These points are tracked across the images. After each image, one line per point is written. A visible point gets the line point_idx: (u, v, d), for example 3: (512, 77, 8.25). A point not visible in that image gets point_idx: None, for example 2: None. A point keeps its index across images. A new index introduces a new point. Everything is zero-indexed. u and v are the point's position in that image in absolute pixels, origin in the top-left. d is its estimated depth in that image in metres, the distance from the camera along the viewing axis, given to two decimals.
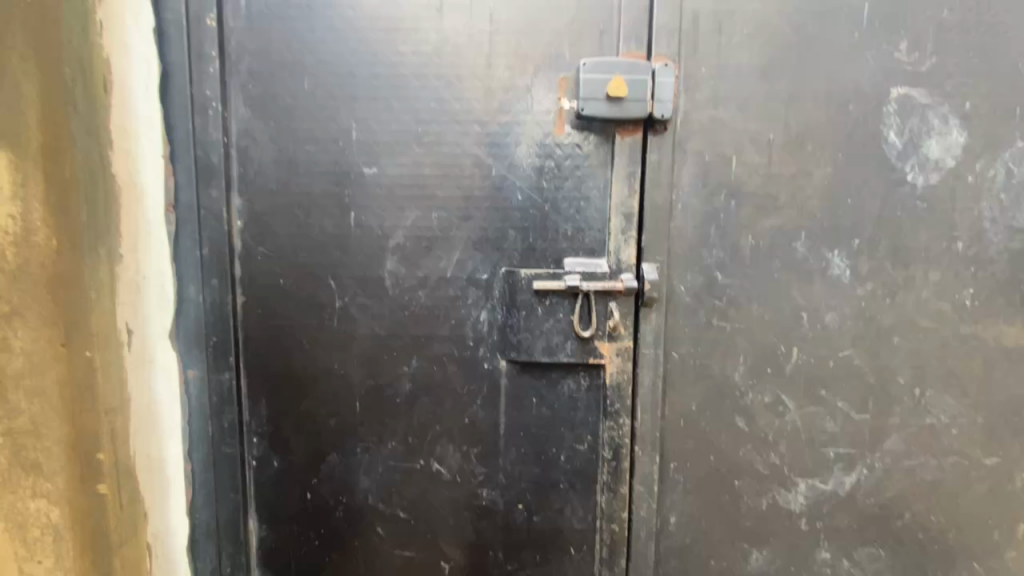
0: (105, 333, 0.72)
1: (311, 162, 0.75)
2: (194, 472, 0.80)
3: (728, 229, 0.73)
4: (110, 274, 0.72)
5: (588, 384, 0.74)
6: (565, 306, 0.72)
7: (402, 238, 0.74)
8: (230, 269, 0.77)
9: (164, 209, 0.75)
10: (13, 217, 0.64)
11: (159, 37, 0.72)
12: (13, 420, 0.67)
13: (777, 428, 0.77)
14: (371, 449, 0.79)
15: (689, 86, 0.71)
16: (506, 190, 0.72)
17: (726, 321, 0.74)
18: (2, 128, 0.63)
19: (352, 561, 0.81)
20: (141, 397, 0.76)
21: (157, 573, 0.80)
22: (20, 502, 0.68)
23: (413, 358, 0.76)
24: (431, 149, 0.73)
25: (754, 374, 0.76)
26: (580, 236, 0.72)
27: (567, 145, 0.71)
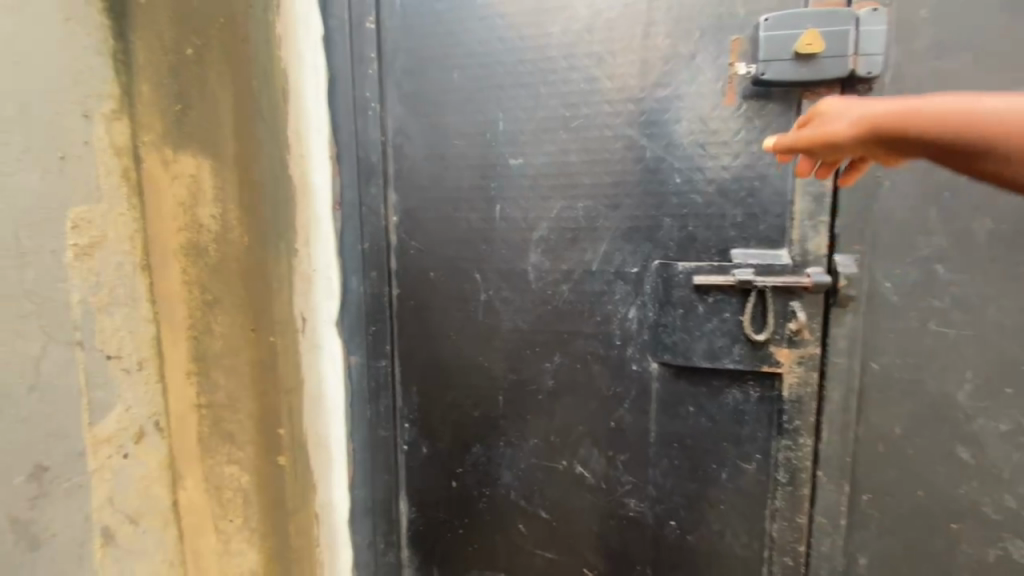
0: (286, 320, 0.78)
1: (459, 155, 0.75)
2: (354, 449, 0.88)
3: (953, 210, 0.58)
4: (291, 266, 0.78)
5: (759, 396, 0.65)
6: (733, 305, 0.63)
7: (546, 229, 0.71)
8: (386, 263, 0.81)
9: (331, 206, 0.82)
10: (215, 216, 0.72)
11: (326, 44, 0.79)
12: (215, 394, 0.77)
13: (1018, 466, 0.60)
14: (513, 445, 0.77)
15: (901, 35, 0.58)
16: (662, 173, 0.65)
17: (948, 326, 0.60)
18: (207, 138, 0.71)
19: (494, 554, 0.81)
20: (313, 379, 0.83)
21: (323, 541, 0.87)
22: (217, 466, 0.79)
23: (556, 354, 0.73)
24: (579, 134, 0.68)
25: (986, 396, 0.60)
26: (752, 223, 0.63)
27: (737, 118, 0.62)
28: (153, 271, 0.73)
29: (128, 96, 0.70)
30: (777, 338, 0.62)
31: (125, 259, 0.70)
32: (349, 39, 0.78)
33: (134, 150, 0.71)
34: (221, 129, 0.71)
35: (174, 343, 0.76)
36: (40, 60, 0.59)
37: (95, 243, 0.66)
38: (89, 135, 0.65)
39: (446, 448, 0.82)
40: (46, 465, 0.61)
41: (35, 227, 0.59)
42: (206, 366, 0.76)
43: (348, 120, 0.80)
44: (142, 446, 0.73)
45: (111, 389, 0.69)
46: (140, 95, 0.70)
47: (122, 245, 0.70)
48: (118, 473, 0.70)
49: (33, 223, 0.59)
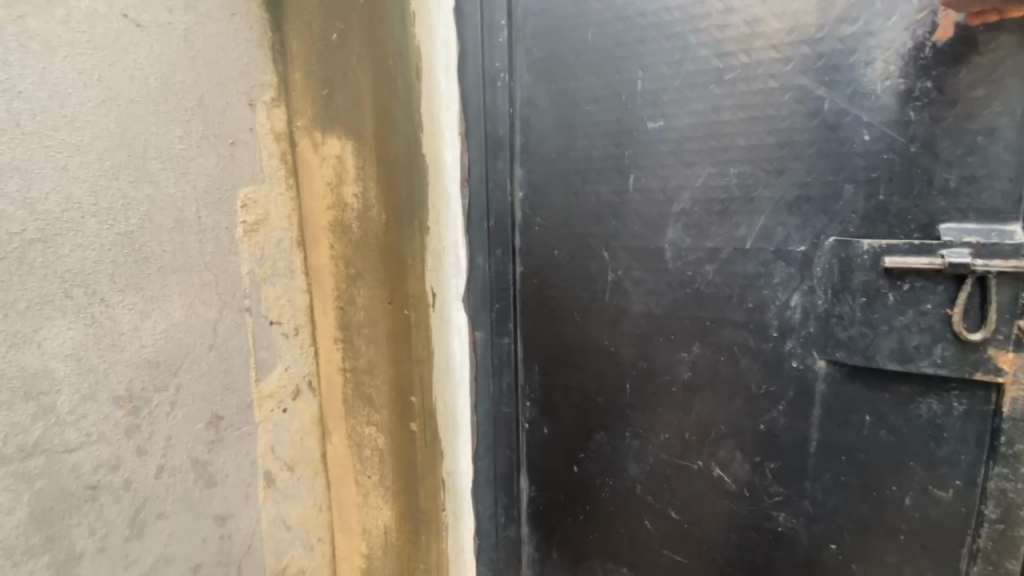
0: (420, 297, 0.79)
1: (592, 122, 0.70)
2: (478, 423, 0.89)
3: None
4: (423, 243, 0.79)
5: (964, 409, 0.53)
6: (937, 296, 0.50)
7: (689, 202, 0.64)
8: (511, 241, 0.79)
9: (459, 183, 0.82)
10: (356, 195, 0.77)
11: (457, 17, 0.78)
12: (357, 360, 0.82)
13: None
14: (642, 437, 0.72)
15: None
16: (845, 132, 0.54)
17: None
18: (350, 120, 0.75)
19: (619, 548, 0.77)
20: (442, 354, 0.84)
21: (450, 508, 0.89)
22: (359, 426, 0.85)
23: (695, 343, 0.66)
24: (736, 87, 0.59)
25: None
26: (969, 189, 0.50)
27: (950, 57, 0.50)
28: (306, 247, 0.80)
29: (284, 85, 0.75)
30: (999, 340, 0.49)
31: (284, 235, 0.77)
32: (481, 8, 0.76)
33: (290, 135, 0.77)
34: (361, 109, 0.74)
35: (324, 313, 0.82)
36: (214, 56, 0.65)
37: (260, 220, 0.74)
38: (254, 123, 0.72)
39: (569, 431, 0.80)
40: (221, 415, 0.70)
41: (211, 206, 0.67)
42: (350, 334, 0.81)
43: (479, 94, 0.78)
44: (299, 403, 0.82)
45: (273, 351, 0.77)
46: (294, 84, 0.76)
47: (282, 223, 0.77)
48: (278, 426, 0.78)
49: (210, 202, 0.66)
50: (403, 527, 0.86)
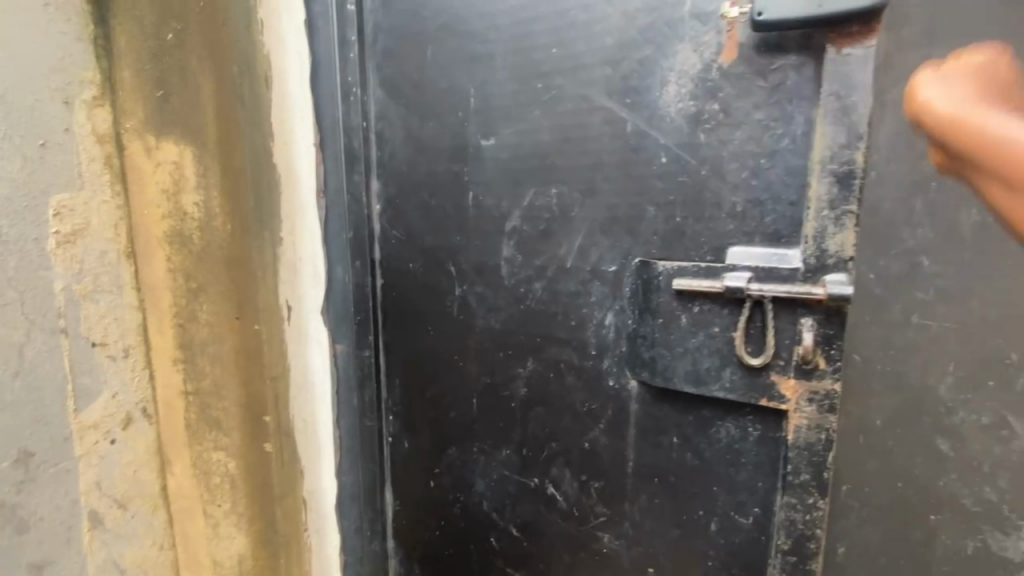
0: (269, 308, 0.80)
1: (434, 139, 0.74)
2: (341, 438, 0.89)
3: (943, 203, 0.58)
4: (274, 256, 0.80)
5: (757, 436, 0.60)
6: (722, 319, 0.59)
7: (519, 220, 0.70)
8: (369, 252, 0.82)
9: (315, 194, 0.82)
10: (197, 205, 0.72)
11: (309, 30, 0.78)
12: (201, 382, 0.76)
13: (997, 458, 0.60)
14: (489, 451, 0.78)
15: (893, 21, 0.56)
16: (647, 155, 0.61)
17: (932, 319, 0.60)
18: (188, 126, 0.70)
19: (469, 562, 0.84)
20: (298, 366, 0.85)
21: (311, 524, 0.90)
22: (205, 453, 0.77)
23: (529, 359, 0.73)
24: (552, 109, 0.66)
25: (967, 388, 0.60)
26: (751, 213, 0.57)
27: (734, 77, 0.56)
28: (138, 260, 0.71)
29: (110, 83, 0.67)
30: (781, 365, 0.57)
31: (108, 248, 0.68)
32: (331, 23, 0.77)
33: (117, 138, 0.68)
34: (204, 115, 0.71)
35: (160, 333, 0.73)
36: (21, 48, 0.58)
37: (78, 231, 0.65)
38: (69, 124, 0.63)
39: (427, 444, 0.83)
40: (31, 451, 0.61)
41: (16, 216, 0.58)
42: (192, 355, 0.75)
43: (333, 108, 0.79)
44: (129, 433, 0.72)
45: (96, 376, 0.68)
46: (123, 83, 0.67)
47: (106, 233, 0.68)
48: (105, 459, 0.69)
49: (14, 211, 0.58)
50: (259, 551, 0.83)
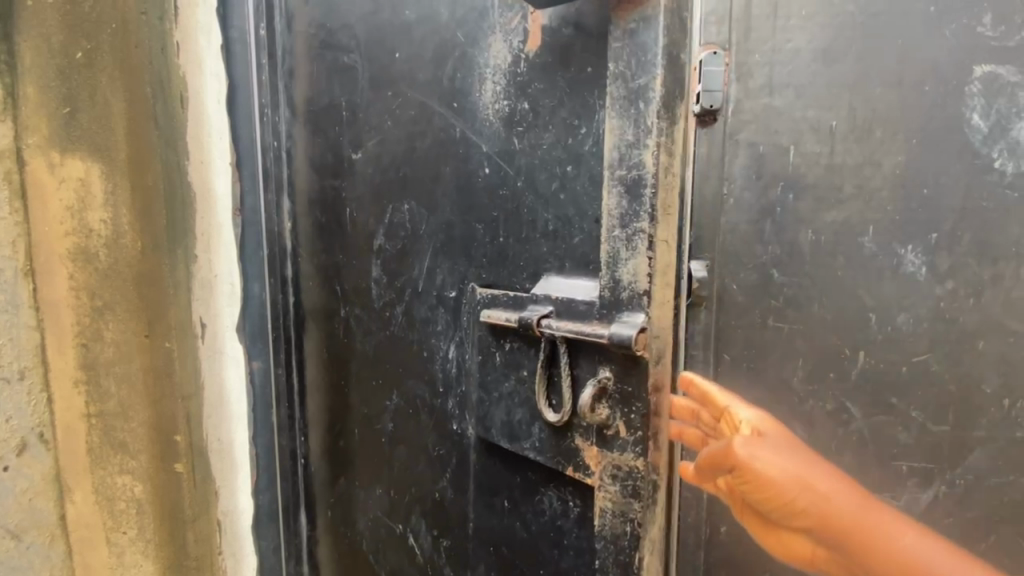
0: (181, 326, 0.80)
1: (321, 159, 0.81)
2: (258, 456, 0.91)
3: (787, 224, 0.70)
4: (188, 272, 0.81)
5: (575, 516, 0.59)
6: (529, 362, 0.59)
7: (384, 240, 0.75)
8: (281, 269, 0.86)
9: (231, 212, 0.84)
10: (105, 221, 0.71)
11: (225, 54, 0.82)
12: (105, 403, 0.73)
13: (841, 438, 0.71)
14: (365, 487, 0.84)
15: (741, 75, 0.71)
16: (474, 165, 0.64)
17: (784, 321, 0.71)
18: (95, 142, 0.69)
19: None
20: (211, 384, 0.85)
21: (224, 549, 0.88)
22: (108, 478, 0.74)
23: (393, 393, 0.78)
24: (399, 115, 0.71)
25: (814, 380, 0.71)
26: (562, 233, 0.57)
27: (539, 67, 0.57)
28: (38, 278, 0.68)
29: (13, 98, 0.65)
30: (583, 426, 0.55)
31: (5, 266, 0.66)
32: (249, 49, 0.82)
33: (18, 154, 0.66)
34: (116, 132, 0.70)
35: (61, 353, 0.70)
36: None
37: None
38: None
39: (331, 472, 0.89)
40: None
41: None
42: (96, 375, 0.72)
43: (250, 128, 0.83)
44: (25, 459, 0.68)
45: None
46: (26, 98, 0.66)
47: (3, 253, 0.65)
48: None
49: None
50: None
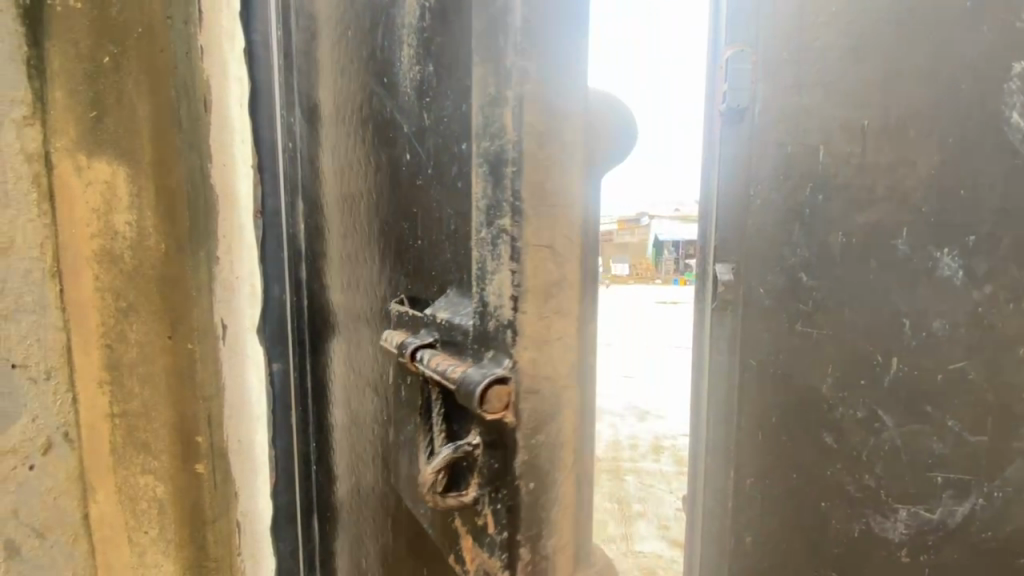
0: (205, 329, 0.77)
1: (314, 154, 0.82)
2: (276, 456, 0.90)
3: (816, 226, 0.68)
4: (211, 273, 0.78)
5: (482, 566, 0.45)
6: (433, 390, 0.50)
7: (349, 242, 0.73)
8: (297, 270, 0.87)
9: (251, 214, 0.83)
10: (129, 223, 0.71)
11: (250, 59, 0.82)
12: (128, 403, 0.74)
13: (872, 447, 0.68)
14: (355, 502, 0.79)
15: (769, 72, 0.69)
16: (394, 131, 0.60)
17: (812, 326, 0.69)
18: (121, 146, 0.70)
19: None
20: (233, 388, 0.82)
21: (244, 554, 0.85)
22: (131, 477, 0.76)
23: (371, 407, 0.71)
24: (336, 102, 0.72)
25: (843, 386, 0.69)
26: (461, 214, 0.49)
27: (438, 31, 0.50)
28: (63, 279, 0.70)
29: (42, 103, 0.67)
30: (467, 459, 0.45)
31: (33, 268, 0.68)
32: (272, 49, 0.83)
33: (47, 158, 0.68)
34: (140, 135, 0.70)
35: (85, 354, 0.72)
36: None
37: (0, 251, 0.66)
38: None
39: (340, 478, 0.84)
40: None
41: None
42: (119, 375, 0.73)
43: (269, 129, 0.85)
44: (50, 458, 0.71)
45: (14, 399, 0.68)
46: (55, 104, 0.68)
47: (30, 253, 0.68)
48: (23, 486, 0.69)
49: None
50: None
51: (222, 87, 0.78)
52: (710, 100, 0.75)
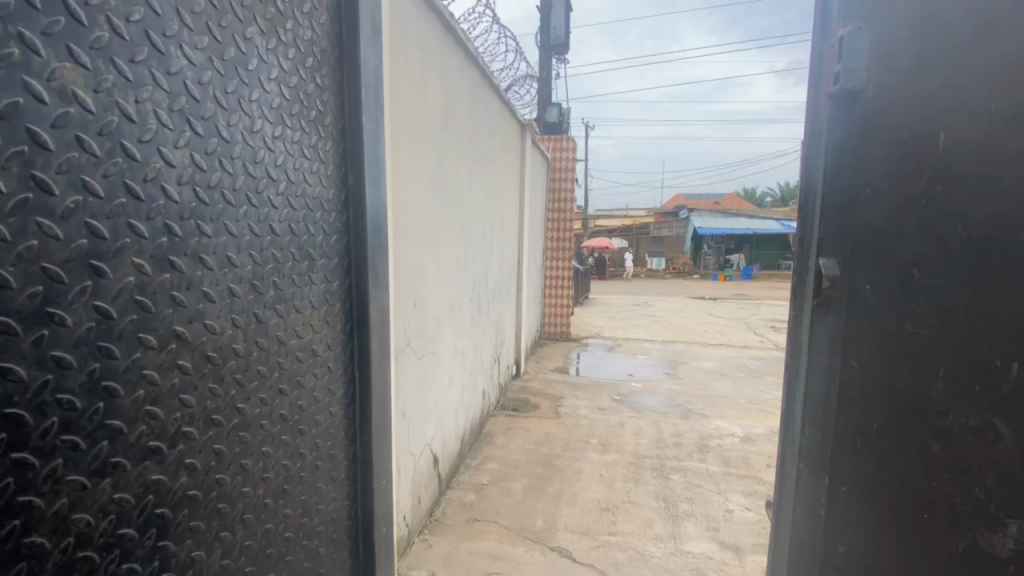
0: (285, 317, 0.80)
1: (358, 146, 0.99)
2: (352, 422, 1.02)
3: (933, 218, 0.63)
4: (284, 261, 0.80)
5: None
6: None
7: (296, 207, 0.83)
8: (364, 253, 1.03)
9: (327, 209, 0.92)
10: None
11: (340, 62, 0.95)
12: None
13: (984, 458, 0.64)
14: (144, 407, 0.57)
15: (881, 53, 0.64)
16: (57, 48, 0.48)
17: (923, 327, 0.65)
18: None
19: (264, 474, 0.77)
20: (322, 370, 0.91)
21: (321, 526, 0.92)
22: None
23: None
24: (252, 81, 0.72)
25: (956, 393, 0.64)
26: None
27: None
28: None
29: None
30: None
31: None
32: (359, 59, 0.99)
33: None
34: None
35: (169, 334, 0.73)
36: None
37: None
38: None
39: (221, 450, 0.68)
40: None
41: None
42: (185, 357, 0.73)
43: (357, 128, 0.99)
44: None
45: None
46: None
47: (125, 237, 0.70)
48: None
49: None
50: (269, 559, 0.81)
51: (282, 77, 0.78)
52: (820, 80, 0.71)
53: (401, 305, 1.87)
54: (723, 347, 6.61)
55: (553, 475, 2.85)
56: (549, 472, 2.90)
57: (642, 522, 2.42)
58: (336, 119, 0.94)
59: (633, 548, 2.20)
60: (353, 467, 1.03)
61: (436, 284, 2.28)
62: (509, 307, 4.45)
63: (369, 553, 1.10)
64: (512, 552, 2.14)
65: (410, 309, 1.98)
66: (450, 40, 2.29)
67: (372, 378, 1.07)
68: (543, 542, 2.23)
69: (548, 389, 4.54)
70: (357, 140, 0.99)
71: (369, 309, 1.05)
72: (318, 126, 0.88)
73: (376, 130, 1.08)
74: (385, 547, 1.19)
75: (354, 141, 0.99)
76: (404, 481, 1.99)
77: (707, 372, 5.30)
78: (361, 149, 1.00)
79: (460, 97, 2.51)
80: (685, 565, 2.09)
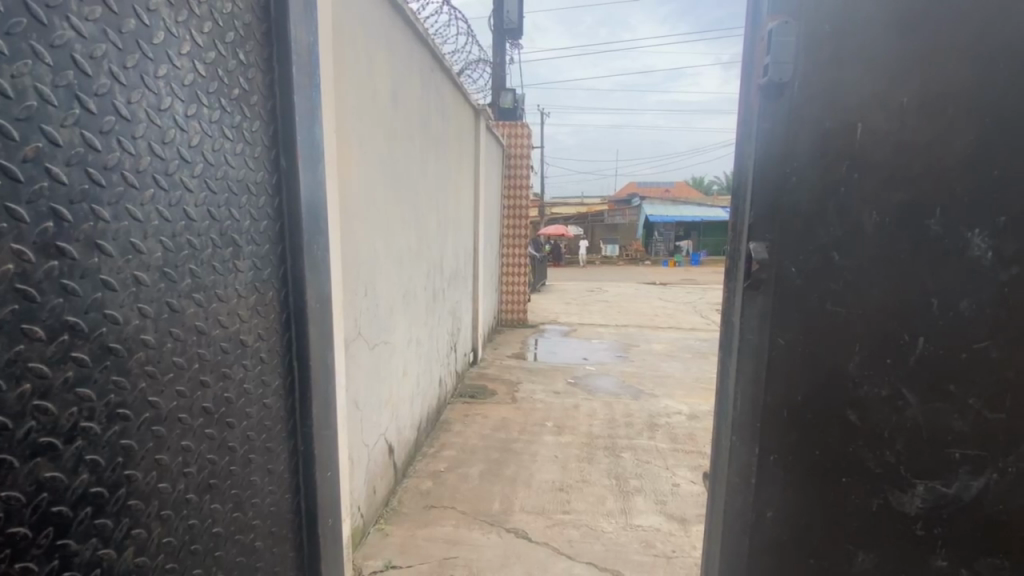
0: (205, 305, 0.77)
1: (292, 127, 0.95)
2: (289, 413, 1.00)
3: (850, 204, 0.68)
4: (203, 248, 0.77)
5: None
6: None
7: (216, 190, 0.79)
8: (302, 240, 1.00)
9: (254, 193, 0.88)
10: None
11: (268, 39, 0.91)
12: None
13: (894, 425, 0.70)
14: (31, 403, 0.54)
15: (807, 45, 0.66)
16: None
17: (842, 305, 0.70)
18: None
19: (185, 467, 0.74)
20: (252, 359, 0.88)
21: (258, 515, 0.91)
22: None
23: None
24: (157, 56, 0.68)
25: (870, 365, 0.70)
26: None
27: None
28: None
29: None
30: None
31: None
32: (291, 36, 0.94)
33: None
34: None
35: None
36: None
37: None
38: None
39: (131, 445, 0.65)
40: None
41: None
42: None
43: (289, 109, 0.95)
44: None
45: None
46: None
47: None
48: None
49: None
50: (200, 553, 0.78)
51: (193, 52, 0.74)
52: (753, 70, 0.74)
53: (350, 293, 1.83)
54: (672, 330, 6.84)
55: (509, 459, 2.89)
56: (505, 457, 2.93)
57: (595, 499, 2.49)
58: (263, 98, 0.90)
59: (586, 525, 2.27)
60: (293, 459, 1.01)
61: (387, 272, 2.24)
62: (465, 295, 4.44)
63: (316, 544, 1.09)
64: (470, 536, 2.16)
65: (360, 298, 1.94)
66: (397, 22, 2.22)
67: (312, 368, 1.04)
68: (500, 524, 2.26)
69: (505, 375, 4.58)
70: (290, 121, 0.95)
71: (307, 297, 1.02)
72: (240, 105, 0.84)
73: (310, 111, 1.03)
74: (332, 537, 1.17)
75: (286, 122, 0.95)
76: (357, 470, 1.96)
77: (658, 354, 5.47)
78: (293, 130, 0.96)
79: (410, 82, 2.46)
80: (636, 539, 2.18)
